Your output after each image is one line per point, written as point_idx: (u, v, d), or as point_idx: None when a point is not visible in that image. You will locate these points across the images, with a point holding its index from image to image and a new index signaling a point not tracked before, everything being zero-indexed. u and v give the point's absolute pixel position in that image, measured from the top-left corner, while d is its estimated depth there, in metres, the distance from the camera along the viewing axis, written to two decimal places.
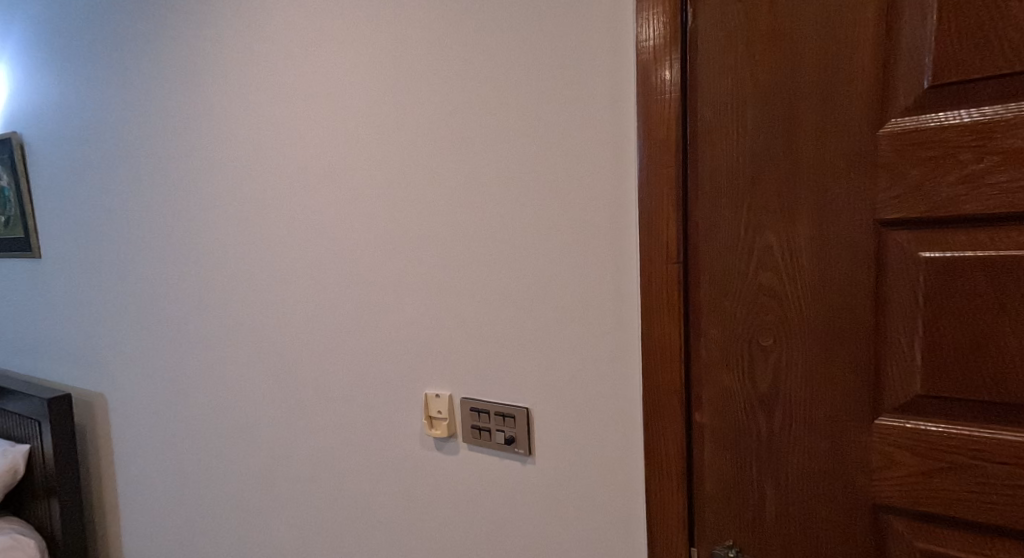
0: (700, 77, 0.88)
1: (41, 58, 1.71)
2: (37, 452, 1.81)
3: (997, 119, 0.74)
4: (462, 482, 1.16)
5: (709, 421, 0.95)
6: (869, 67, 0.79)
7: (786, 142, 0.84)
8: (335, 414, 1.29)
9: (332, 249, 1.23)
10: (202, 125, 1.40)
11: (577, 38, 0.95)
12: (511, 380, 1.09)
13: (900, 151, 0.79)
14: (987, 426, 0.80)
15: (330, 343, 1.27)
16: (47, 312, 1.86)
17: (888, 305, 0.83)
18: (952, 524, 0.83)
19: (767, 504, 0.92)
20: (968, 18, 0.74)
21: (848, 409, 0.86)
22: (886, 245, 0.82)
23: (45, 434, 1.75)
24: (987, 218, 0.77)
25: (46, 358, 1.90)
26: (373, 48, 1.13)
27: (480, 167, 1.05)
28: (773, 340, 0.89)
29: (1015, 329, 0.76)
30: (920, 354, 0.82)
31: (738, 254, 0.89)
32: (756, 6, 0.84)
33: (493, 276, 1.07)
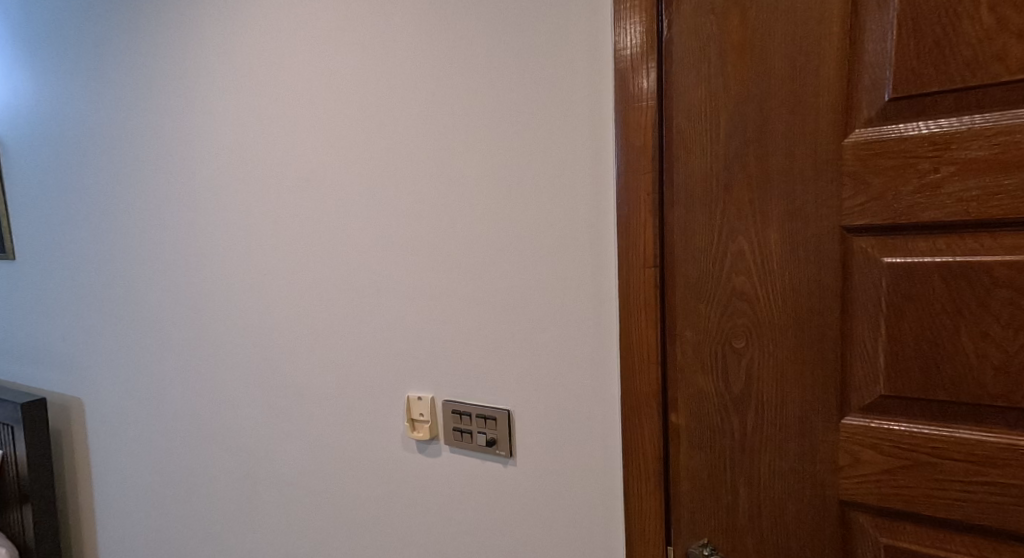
0: (676, 84, 0.89)
1: (15, 59, 1.58)
2: (11, 459, 1.65)
3: (950, 131, 0.76)
4: (444, 482, 1.13)
5: (685, 426, 0.93)
6: (835, 80, 0.81)
7: (757, 146, 0.85)
8: (317, 403, 1.24)
9: (318, 239, 1.19)
10: (185, 104, 1.32)
11: (558, 42, 0.95)
12: (487, 385, 1.07)
13: (862, 161, 0.80)
14: (945, 424, 0.80)
15: (315, 332, 1.22)
16: (13, 320, 1.73)
17: (855, 308, 0.82)
18: (918, 521, 0.82)
19: (741, 507, 0.91)
20: (923, 36, 0.76)
21: (815, 410, 0.85)
22: (851, 252, 0.82)
23: (18, 441, 1.60)
24: (948, 225, 0.77)
25: (11, 367, 1.77)
26: (357, 42, 1.11)
27: (464, 157, 1.04)
28: (746, 341, 0.88)
29: (973, 330, 0.77)
30: (882, 357, 0.81)
31: (712, 258, 0.89)
32: (729, 17, 0.85)
33: (480, 267, 1.05)
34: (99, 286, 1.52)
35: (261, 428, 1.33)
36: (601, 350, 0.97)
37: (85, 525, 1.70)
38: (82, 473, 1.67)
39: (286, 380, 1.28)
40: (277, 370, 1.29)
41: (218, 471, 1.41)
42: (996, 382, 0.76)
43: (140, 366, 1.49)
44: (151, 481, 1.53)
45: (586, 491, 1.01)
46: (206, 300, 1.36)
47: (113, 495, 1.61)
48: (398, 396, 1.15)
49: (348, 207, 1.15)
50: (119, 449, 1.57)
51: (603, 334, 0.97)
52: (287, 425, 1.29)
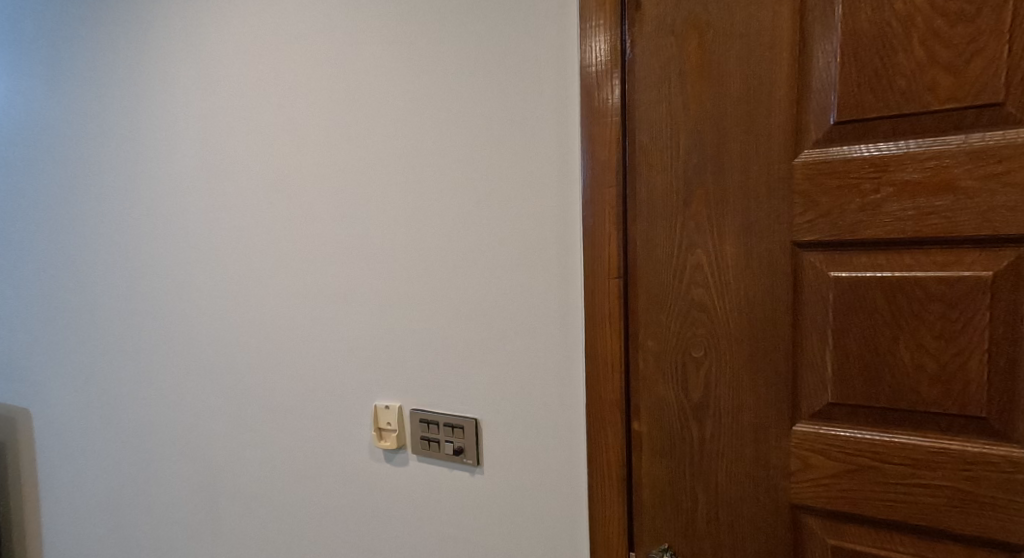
0: (638, 101, 0.92)
1: None
2: None
3: (888, 154, 0.81)
4: (411, 490, 1.14)
5: (646, 433, 0.96)
6: (785, 103, 0.85)
7: (714, 163, 0.89)
8: (283, 411, 1.24)
9: (287, 246, 1.20)
10: (151, 108, 1.31)
11: (526, 56, 0.98)
12: (454, 393, 1.08)
13: (811, 180, 0.84)
14: (885, 430, 0.84)
15: (282, 340, 1.22)
16: None
17: (805, 319, 0.86)
18: (862, 523, 0.86)
19: (699, 511, 0.94)
20: (865, 64, 0.81)
21: (768, 417, 0.89)
22: (801, 265, 0.86)
23: None
24: (888, 242, 0.82)
25: None
26: (328, 52, 1.12)
27: (432, 167, 1.06)
28: (704, 351, 0.92)
29: (911, 341, 0.81)
30: (830, 367, 0.85)
31: (672, 270, 0.92)
32: (688, 39, 0.89)
33: (447, 276, 1.07)
34: (53, 291, 1.48)
35: (227, 437, 1.32)
36: (567, 359, 1.00)
37: (28, 539, 1.64)
38: (26, 484, 1.61)
39: (251, 388, 1.27)
40: (243, 378, 1.28)
41: (181, 481, 1.39)
42: (931, 390, 0.81)
43: (98, 374, 1.46)
44: (108, 490, 1.49)
45: (551, 497, 1.03)
46: (171, 306, 1.34)
47: (66, 506, 1.57)
48: (365, 404, 1.16)
49: (317, 215, 1.16)
50: (73, 458, 1.53)
51: (569, 343, 0.99)
52: (252, 434, 1.28)
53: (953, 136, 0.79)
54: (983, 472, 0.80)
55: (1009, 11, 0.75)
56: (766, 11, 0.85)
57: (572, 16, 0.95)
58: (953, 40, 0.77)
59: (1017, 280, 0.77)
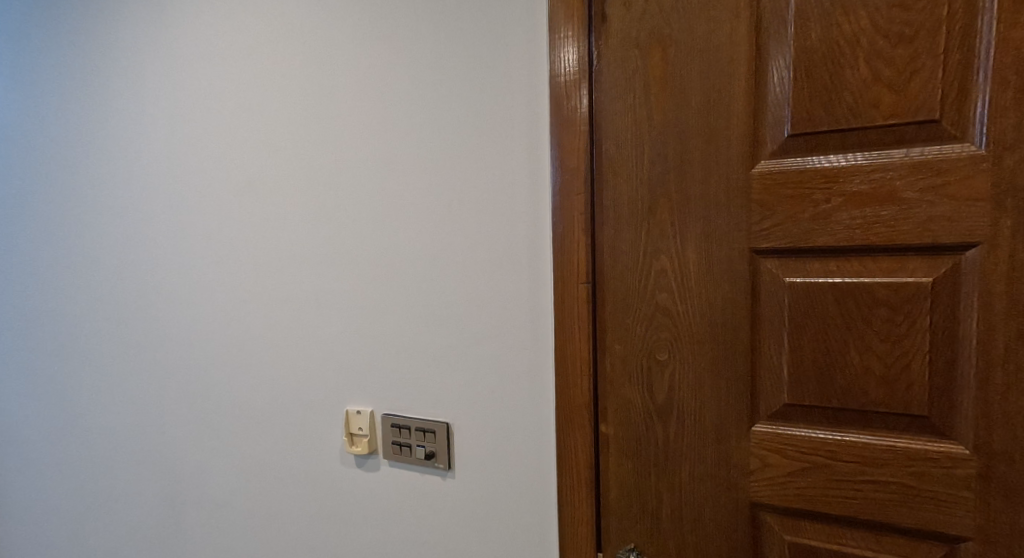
0: (605, 111, 0.95)
1: None
2: None
3: (838, 166, 0.85)
4: (382, 495, 1.14)
5: (613, 436, 0.98)
6: (743, 114, 0.88)
7: (678, 172, 0.92)
8: (253, 416, 1.24)
9: (258, 250, 1.19)
10: (120, 110, 1.29)
11: (497, 65, 1.00)
12: (424, 397, 1.10)
13: (767, 190, 0.88)
14: (838, 430, 0.88)
15: (253, 345, 1.22)
16: None
17: (762, 324, 0.90)
18: (817, 520, 0.90)
19: (664, 512, 0.96)
20: (817, 80, 0.85)
21: (728, 418, 0.92)
22: (759, 272, 0.89)
23: None
24: (840, 250, 0.86)
25: None
26: (299, 57, 1.12)
27: (404, 173, 1.07)
28: (668, 354, 0.94)
29: (861, 344, 0.85)
30: (786, 369, 0.89)
31: (638, 276, 0.95)
32: (652, 52, 0.91)
33: (418, 280, 1.08)
34: (14, 296, 1.44)
35: (197, 443, 1.30)
36: (536, 363, 1.02)
37: None
38: None
39: (221, 394, 1.27)
40: (213, 383, 1.27)
41: (149, 489, 1.37)
42: (879, 391, 0.85)
43: (61, 379, 1.43)
44: (70, 500, 1.46)
45: (521, 499, 1.05)
46: (140, 312, 1.33)
47: (24, 518, 1.52)
48: (336, 409, 1.16)
49: (289, 219, 1.16)
50: (31, 469, 1.49)
51: (538, 347, 1.01)
52: (222, 439, 1.28)
53: (897, 149, 0.83)
54: (926, 468, 0.84)
55: (945, 33, 0.79)
56: (727, 25, 0.88)
57: (541, 27, 0.97)
58: (895, 58, 0.81)
59: (957, 286, 0.81)
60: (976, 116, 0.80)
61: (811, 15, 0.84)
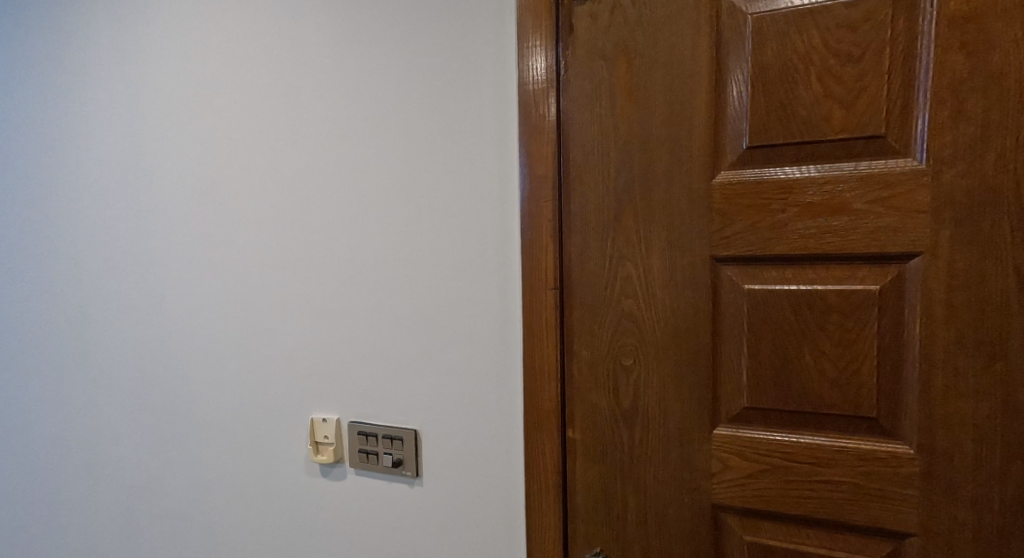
0: (573, 120, 0.97)
1: None
2: None
3: (793, 178, 0.88)
4: (349, 504, 1.14)
5: (580, 440, 1.00)
6: (704, 125, 0.91)
7: (643, 180, 0.94)
8: (218, 425, 1.23)
9: (226, 254, 1.18)
10: (83, 113, 1.27)
11: (466, 74, 1.01)
12: (392, 402, 1.10)
13: (727, 199, 0.91)
14: (794, 432, 0.91)
15: (219, 351, 1.21)
16: None
17: (723, 329, 0.93)
18: (776, 520, 0.92)
19: (630, 515, 0.98)
20: (773, 93, 0.88)
21: (691, 421, 0.95)
22: (720, 278, 0.92)
23: None
24: (796, 258, 0.89)
25: None
26: (267, 61, 1.12)
27: (372, 178, 1.08)
28: (633, 360, 0.97)
29: (816, 349, 0.88)
30: (745, 373, 0.92)
31: (604, 282, 0.97)
32: (617, 62, 0.94)
33: (388, 285, 1.08)
34: None
35: (161, 452, 1.28)
36: (504, 369, 1.03)
37: None
38: None
39: (185, 402, 1.25)
40: (177, 391, 1.25)
41: (110, 500, 1.34)
42: (832, 394, 0.88)
43: (18, 387, 1.39)
44: (27, 512, 1.42)
45: (490, 505, 1.06)
46: (102, 318, 1.30)
47: None
48: (303, 416, 1.16)
49: (256, 223, 1.16)
50: None
51: (506, 352, 1.02)
52: (187, 449, 1.26)
53: (847, 162, 0.86)
54: (876, 468, 0.87)
55: (889, 53, 0.83)
56: (689, 38, 0.91)
57: (509, 37, 0.99)
58: (844, 76, 0.85)
59: (905, 293, 0.85)
60: (917, 132, 0.84)
61: (767, 32, 0.87)
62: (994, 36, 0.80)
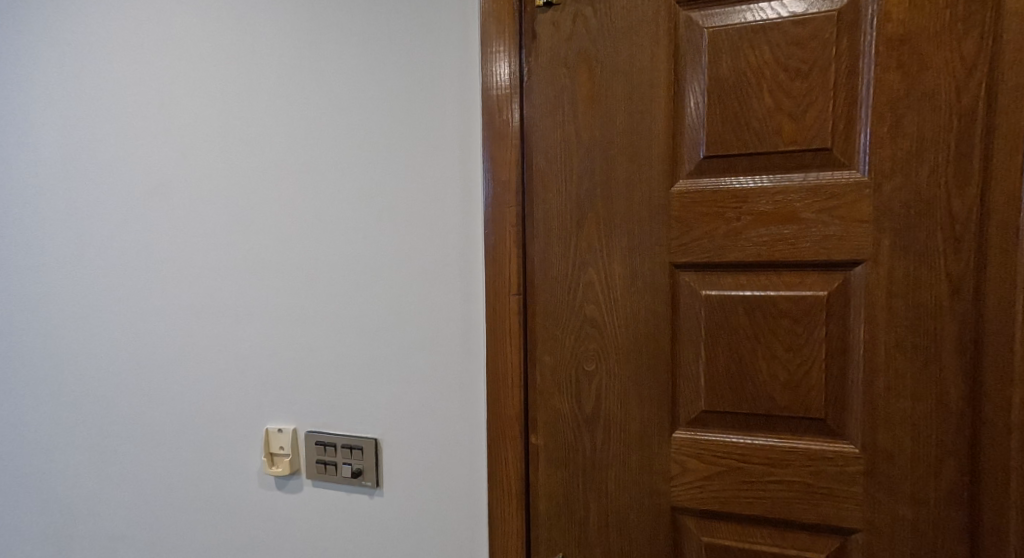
0: (536, 127, 0.98)
1: None
2: None
3: (747, 187, 0.91)
4: (307, 514, 1.13)
5: (542, 445, 1.01)
6: (663, 135, 0.93)
7: (604, 188, 0.96)
8: (171, 436, 1.19)
9: (183, 259, 1.16)
10: (26, 114, 1.22)
11: (430, 79, 1.02)
12: (353, 409, 1.10)
13: (685, 208, 0.93)
14: (748, 435, 0.93)
15: (172, 360, 1.18)
16: None
17: (682, 335, 0.95)
18: (732, 521, 0.95)
19: (591, 519, 1.00)
20: (728, 105, 0.90)
21: (651, 425, 0.97)
22: (678, 284, 0.95)
23: None
24: (750, 265, 0.92)
25: None
26: (228, 62, 1.11)
27: (335, 182, 1.07)
28: (594, 365, 0.98)
29: (768, 354, 0.91)
30: (703, 377, 0.94)
31: (566, 287, 0.99)
32: (579, 70, 0.96)
33: (351, 290, 1.08)
34: None
35: (109, 463, 1.24)
36: (467, 374, 1.03)
37: None
38: None
39: (134, 413, 1.21)
40: (125, 402, 1.22)
41: (49, 519, 1.28)
42: (785, 398, 0.91)
43: None
44: None
45: (451, 512, 1.06)
46: (46, 324, 1.25)
47: None
48: (260, 426, 1.14)
49: (215, 227, 1.14)
50: None
51: (470, 357, 1.03)
52: (135, 462, 1.22)
53: (797, 173, 0.89)
54: (825, 468, 0.90)
55: (835, 69, 0.87)
56: (647, 49, 0.93)
57: (473, 44, 1.00)
58: (793, 90, 0.88)
59: (852, 299, 0.88)
60: (860, 146, 0.87)
61: (722, 45, 0.90)
62: (927, 57, 0.84)
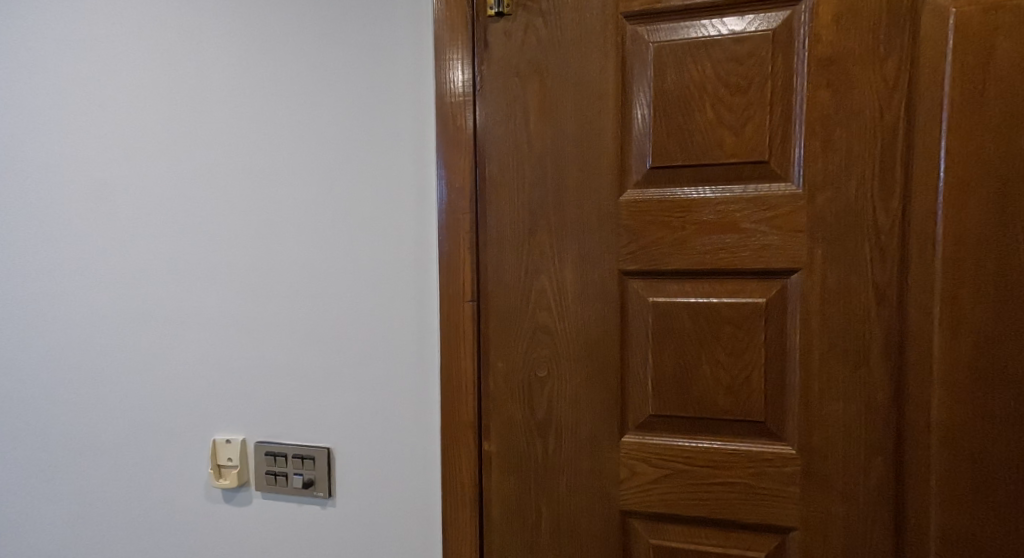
0: (489, 136, 0.99)
1: None
2: None
3: (692, 197, 0.93)
4: (257, 527, 1.11)
5: (495, 452, 1.02)
6: (612, 144, 0.95)
7: (556, 196, 0.98)
8: (114, 450, 1.16)
9: (128, 264, 1.13)
10: None
11: (383, 85, 1.02)
12: (304, 417, 1.08)
13: (633, 217, 0.95)
14: (694, 438, 0.96)
15: (115, 371, 1.15)
16: None
17: (631, 341, 0.97)
18: (679, 523, 0.97)
19: (544, 525, 1.01)
20: (672, 117, 0.93)
21: (602, 430, 0.98)
22: (627, 291, 0.97)
23: None
24: (695, 273, 0.94)
25: None
26: (174, 63, 1.09)
27: (286, 188, 1.06)
28: (546, 371, 0.99)
29: (712, 360, 0.94)
30: (651, 382, 0.96)
31: (518, 294, 1.00)
32: (530, 80, 0.97)
33: (302, 296, 1.07)
34: None
35: (48, 478, 1.19)
36: (421, 381, 1.03)
37: None
38: None
39: (74, 427, 1.17)
40: (65, 415, 1.17)
41: None
42: (728, 402, 0.94)
43: None
44: None
45: (404, 521, 1.05)
46: None
47: None
48: (208, 436, 1.12)
49: (162, 233, 1.11)
50: None
51: (424, 364, 1.03)
52: (76, 477, 1.18)
53: (738, 184, 0.93)
54: (765, 469, 0.93)
55: (773, 85, 0.90)
56: (596, 61, 0.95)
57: (426, 51, 1.01)
58: (733, 105, 0.91)
59: (789, 306, 0.92)
60: (796, 159, 0.91)
61: (667, 60, 0.93)
62: (854, 77, 0.88)
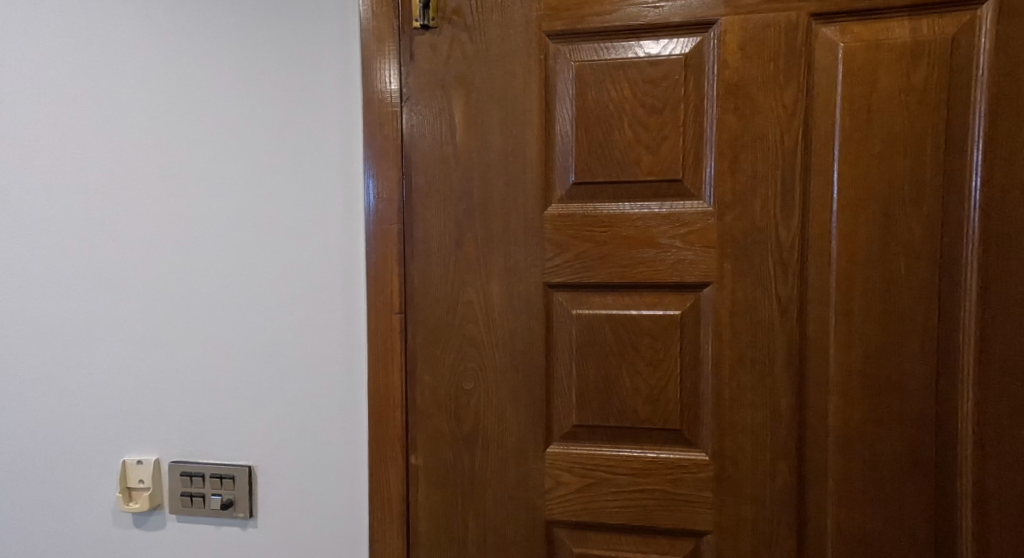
0: (414, 148, 0.99)
1: None
2: None
3: (613, 213, 0.96)
4: (172, 550, 1.06)
5: (422, 465, 1.01)
6: (536, 159, 0.97)
7: (482, 210, 0.99)
8: (13, 475, 1.08)
9: (30, 277, 1.06)
10: None
11: (306, 95, 1.01)
12: (222, 435, 1.04)
13: (557, 231, 0.97)
14: (617, 448, 0.98)
15: (15, 390, 1.08)
16: None
17: (556, 352, 0.99)
18: (603, 530, 0.99)
19: (471, 537, 1.01)
20: (593, 135, 0.96)
21: (528, 440, 0.99)
22: (552, 303, 0.98)
23: None
24: (616, 286, 0.97)
25: None
26: (82, 67, 1.04)
27: (204, 198, 1.03)
28: (472, 383, 1.00)
29: (633, 370, 0.96)
30: (575, 393, 0.98)
31: (445, 306, 1.00)
32: (456, 94, 0.98)
33: (221, 309, 1.04)
34: None
35: None
36: (345, 395, 1.02)
37: None
38: None
39: None
40: None
41: None
42: (648, 411, 0.97)
43: None
44: None
45: (328, 538, 1.03)
46: None
47: None
48: (118, 458, 1.06)
49: (69, 245, 1.05)
50: None
51: (349, 378, 1.02)
52: None
53: (656, 200, 0.96)
54: (682, 476, 0.96)
55: (688, 107, 0.94)
56: (519, 78, 0.97)
57: (351, 63, 1.00)
58: (649, 125, 0.95)
59: (704, 318, 0.96)
60: (708, 178, 0.95)
61: (588, 79, 0.96)
62: (760, 102, 0.93)
